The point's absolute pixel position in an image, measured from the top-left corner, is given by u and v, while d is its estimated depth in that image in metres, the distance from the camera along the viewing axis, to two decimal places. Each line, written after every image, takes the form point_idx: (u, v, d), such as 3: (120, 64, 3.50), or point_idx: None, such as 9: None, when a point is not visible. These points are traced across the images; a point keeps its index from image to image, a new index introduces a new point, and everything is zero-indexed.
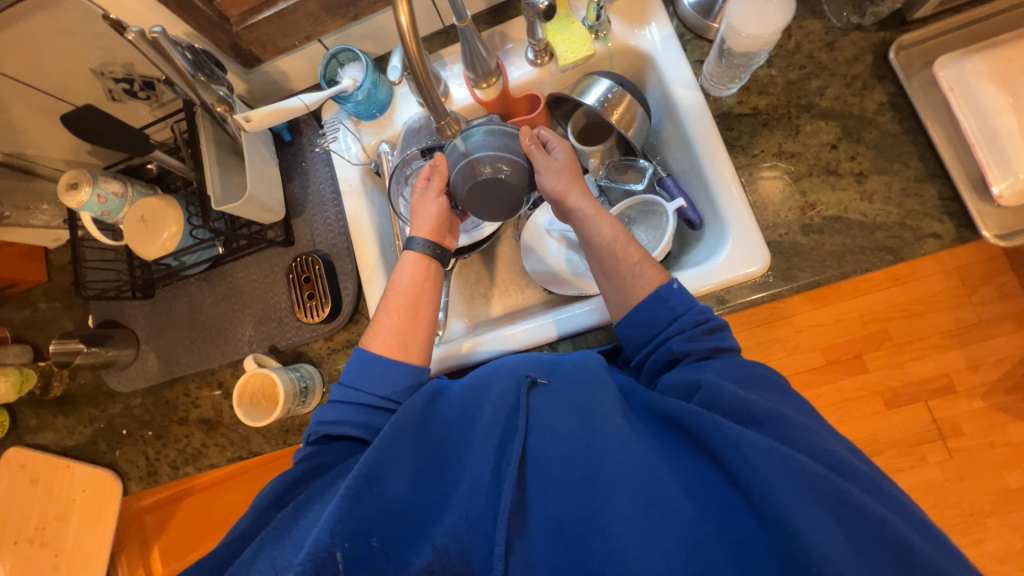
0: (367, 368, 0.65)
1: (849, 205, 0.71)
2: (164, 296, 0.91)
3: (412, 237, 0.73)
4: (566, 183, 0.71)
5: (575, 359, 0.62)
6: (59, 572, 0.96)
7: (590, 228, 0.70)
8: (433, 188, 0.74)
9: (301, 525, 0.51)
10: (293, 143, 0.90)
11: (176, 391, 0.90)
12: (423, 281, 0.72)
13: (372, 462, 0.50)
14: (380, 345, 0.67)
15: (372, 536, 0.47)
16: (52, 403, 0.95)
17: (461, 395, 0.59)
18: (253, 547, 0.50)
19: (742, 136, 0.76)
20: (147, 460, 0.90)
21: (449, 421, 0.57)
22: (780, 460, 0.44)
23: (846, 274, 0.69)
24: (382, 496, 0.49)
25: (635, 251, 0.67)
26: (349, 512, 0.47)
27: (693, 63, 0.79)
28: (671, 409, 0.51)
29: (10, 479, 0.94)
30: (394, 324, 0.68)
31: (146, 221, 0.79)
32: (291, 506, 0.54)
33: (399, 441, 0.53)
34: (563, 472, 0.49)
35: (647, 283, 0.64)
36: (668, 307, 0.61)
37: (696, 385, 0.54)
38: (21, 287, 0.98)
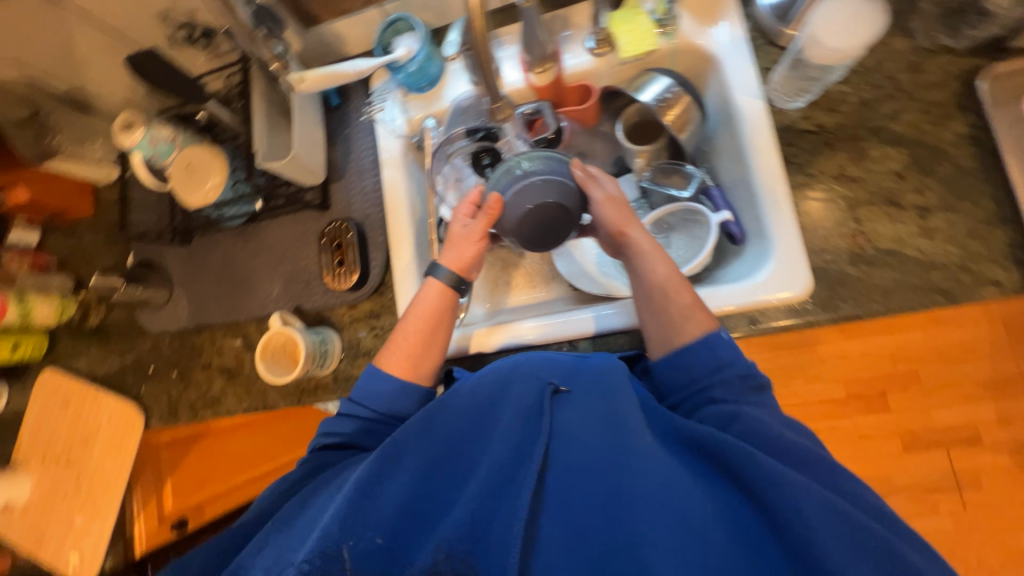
0: (377, 385, 0.65)
1: (905, 239, 0.67)
2: (201, 245, 0.93)
3: (436, 264, 0.70)
4: (623, 218, 0.69)
5: (596, 364, 0.60)
6: (80, 492, 0.99)
7: (645, 265, 0.67)
8: (476, 231, 0.69)
9: (308, 513, 0.54)
10: (340, 108, 0.90)
11: (202, 337, 0.93)
12: (442, 309, 0.69)
13: (384, 453, 0.53)
14: (395, 368, 0.67)
15: (377, 533, 0.48)
16: (88, 332, 0.99)
17: (472, 391, 0.57)
18: (262, 534, 0.54)
19: (801, 153, 0.72)
20: (169, 399, 0.94)
21: (461, 415, 0.56)
22: (821, 502, 0.43)
23: (891, 311, 0.66)
24: (388, 492, 0.51)
25: (684, 297, 0.64)
26: (357, 505, 0.50)
27: (761, 70, 0.75)
28: (700, 434, 0.50)
29: (45, 401, 0.99)
30: (408, 347, 0.67)
31: (191, 168, 0.81)
32: (297, 497, 0.57)
33: (410, 436, 0.54)
34: (588, 485, 0.50)
35: (694, 327, 0.62)
36: (714, 354, 0.58)
37: (733, 416, 0.53)
38: (70, 219, 1.02)
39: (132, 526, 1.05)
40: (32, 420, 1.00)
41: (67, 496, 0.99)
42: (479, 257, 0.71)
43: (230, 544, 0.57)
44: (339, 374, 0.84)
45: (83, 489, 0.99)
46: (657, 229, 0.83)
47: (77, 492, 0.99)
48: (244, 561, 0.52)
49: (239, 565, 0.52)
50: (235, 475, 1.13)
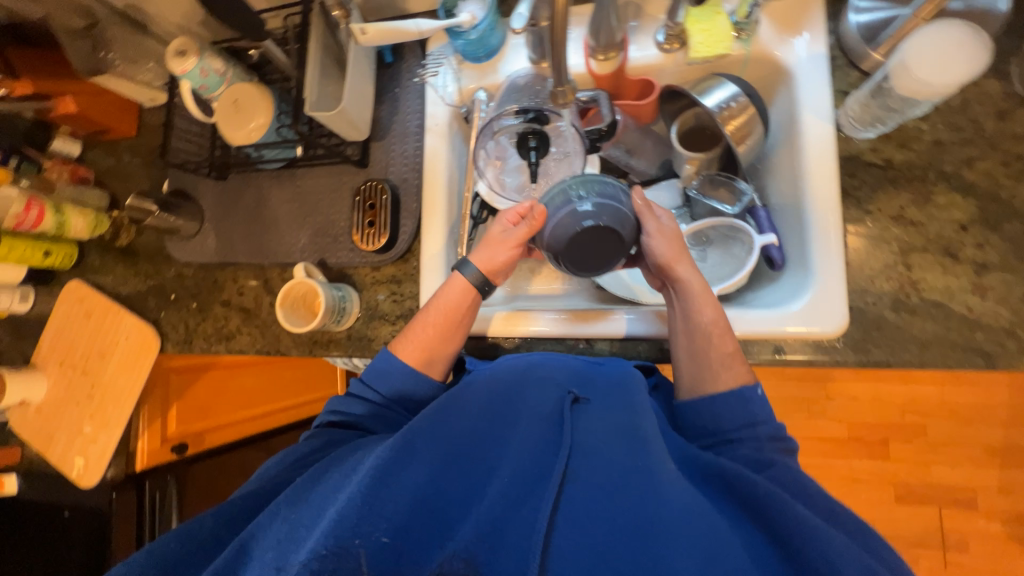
0: (389, 372, 0.67)
1: (955, 294, 0.64)
2: (236, 182, 0.94)
3: (465, 261, 0.70)
4: (675, 251, 0.67)
5: (609, 374, 0.66)
6: (91, 403, 1.00)
7: (692, 304, 0.65)
8: (514, 239, 0.69)
9: (320, 490, 0.53)
10: (392, 66, 0.88)
11: (225, 275, 0.95)
12: (462, 307, 0.69)
13: (401, 443, 0.53)
14: (406, 356, 0.68)
15: (382, 532, 0.47)
16: (117, 251, 1.01)
17: (490, 388, 0.62)
18: (273, 508, 0.52)
19: (862, 186, 0.68)
20: (186, 328, 0.96)
21: (481, 412, 0.59)
22: (854, 559, 0.44)
23: (924, 365, 0.64)
24: (404, 482, 0.51)
25: (723, 345, 0.63)
26: (375, 489, 0.49)
27: (836, 92, 0.71)
28: (728, 471, 0.52)
29: (67, 309, 1.02)
30: (424, 338, 0.68)
31: (238, 105, 0.80)
32: (309, 475, 0.56)
33: (427, 428, 0.56)
34: (613, 505, 0.50)
35: (729, 377, 0.61)
36: (749, 410, 0.59)
37: (769, 463, 0.55)
38: (112, 136, 1.03)
39: (136, 443, 1.02)
40: (55, 326, 1.03)
41: (80, 404, 1.00)
42: (510, 263, 0.71)
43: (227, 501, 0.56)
44: (354, 333, 0.85)
45: (94, 400, 1.00)
46: (696, 241, 0.80)
47: (88, 402, 1.00)
48: (254, 533, 0.50)
49: (246, 541, 0.50)
50: (236, 411, 1.25)
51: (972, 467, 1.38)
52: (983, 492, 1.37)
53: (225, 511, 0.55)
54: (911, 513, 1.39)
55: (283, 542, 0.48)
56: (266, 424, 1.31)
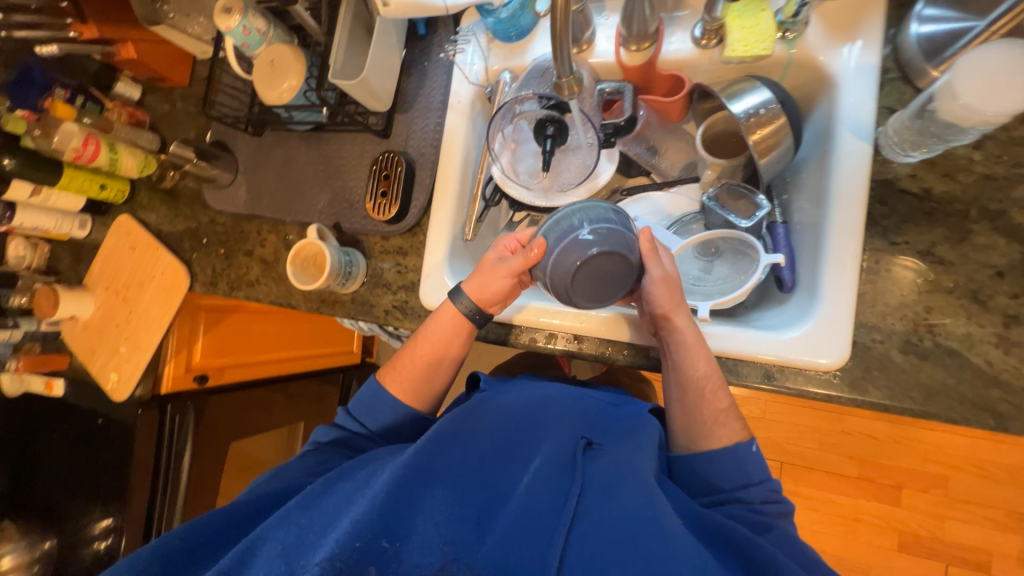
0: (377, 406, 0.72)
1: (975, 345, 0.59)
2: (270, 139, 0.99)
3: (458, 291, 0.71)
4: (672, 301, 0.65)
5: (621, 422, 0.71)
6: (128, 325, 1.11)
7: (681, 358, 0.64)
8: (511, 266, 0.67)
9: (332, 497, 0.56)
10: (425, 39, 0.88)
11: (252, 227, 1.01)
12: (453, 336, 0.71)
13: (413, 460, 0.57)
14: (394, 389, 0.72)
15: (384, 537, 0.50)
16: (162, 192, 1.09)
17: (502, 421, 0.67)
18: (282, 511, 0.54)
19: (892, 215, 0.63)
20: (214, 271, 1.03)
21: (495, 441, 0.64)
22: None
23: (925, 415, 0.60)
24: (416, 500, 0.54)
25: (704, 364, 0.64)
26: (392, 503, 0.52)
27: (880, 108, 0.65)
28: (732, 533, 0.54)
29: (117, 239, 1.12)
30: (414, 370, 0.72)
31: (273, 65, 0.84)
32: (320, 482, 0.58)
33: (439, 448, 0.60)
34: (624, 548, 0.51)
35: (724, 433, 0.63)
36: (742, 469, 0.61)
37: (769, 526, 0.57)
38: (167, 84, 1.10)
39: (163, 367, 1.13)
40: (104, 255, 1.14)
41: (120, 326, 1.12)
42: (507, 286, 0.69)
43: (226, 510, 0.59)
44: (357, 297, 0.88)
45: (131, 323, 1.11)
46: (703, 251, 0.77)
47: (126, 324, 1.11)
48: (264, 537, 0.52)
49: (254, 542, 0.52)
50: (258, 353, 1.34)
51: (992, 529, 1.28)
52: (999, 557, 1.28)
53: (217, 522, 0.58)
54: (915, 564, 1.32)
55: (291, 548, 0.51)
56: (282, 367, 1.42)
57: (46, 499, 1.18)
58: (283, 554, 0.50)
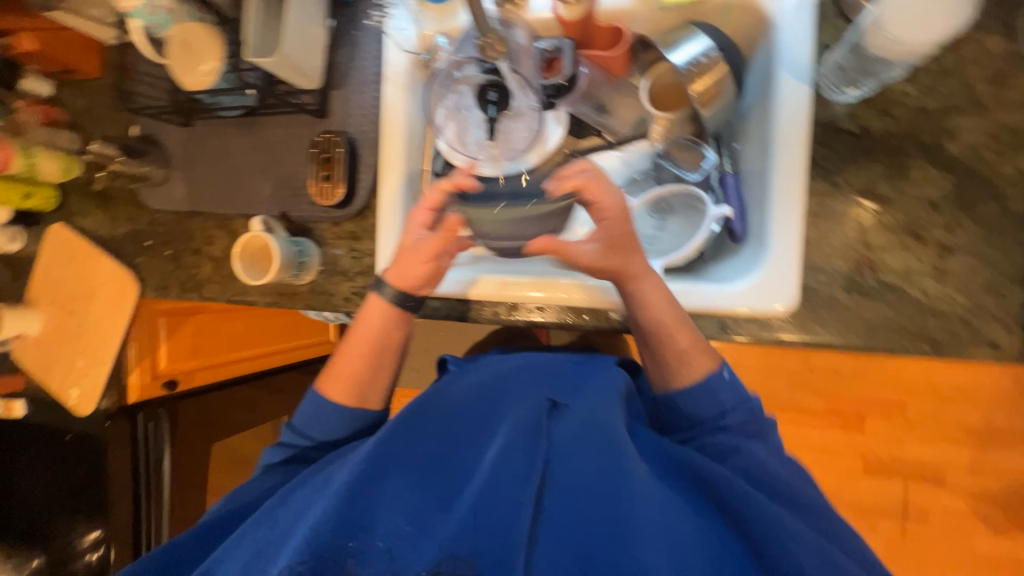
0: (324, 415, 0.69)
1: (913, 277, 0.61)
2: (201, 128, 0.93)
3: (381, 282, 0.70)
4: (621, 257, 0.64)
5: (589, 381, 0.70)
6: (82, 338, 1.07)
7: (640, 309, 0.65)
8: (433, 244, 0.68)
9: (290, 508, 0.56)
10: (351, 6, 0.82)
11: (195, 224, 0.96)
12: (383, 329, 0.71)
13: (373, 454, 0.57)
14: (337, 396, 0.70)
15: (351, 537, 0.50)
16: (94, 195, 1.03)
17: (463, 402, 0.68)
18: (239, 531, 0.56)
19: (834, 156, 0.63)
20: (162, 275, 0.99)
21: (456, 421, 0.64)
22: (813, 549, 0.49)
23: (869, 350, 0.62)
24: (380, 493, 0.54)
25: (669, 313, 0.65)
26: (353, 501, 0.52)
27: (819, 47, 0.64)
28: (694, 465, 0.58)
29: (54, 250, 1.06)
30: (352, 370, 0.70)
31: (188, 47, 0.78)
32: (277, 497, 0.59)
33: (398, 439, 0.60)
34: (589, 510, 0.53)
35: (693, 369, 0.65)
36: (716, 399, 0.64)
37: (735, 450, 0.61)
38: (79, 76, 1.01)
39: (127, 378, 1.10)
40: (43, 268, 1.08)
41: (73, 340, 1.07)
42: (429, 271, 0.69)
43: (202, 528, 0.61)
44: (315, 287, 0.86)
45: (85, 336, 1.07)
46: (655, 209, 0.76)
47: (79, 338, 1.07)
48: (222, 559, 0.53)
49: (211, 565, 0.52)
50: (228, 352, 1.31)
51: (946, 444, 1.38)
52: (953, 468, 1.38)
53: (195, 542, 0.59)
54: (878, 483, 1.42)
55: (255, 558, 0.50)
56: (251, 368, 1.37)
57: (27, 522, 1.16)
58: (248, 564, 0.50)
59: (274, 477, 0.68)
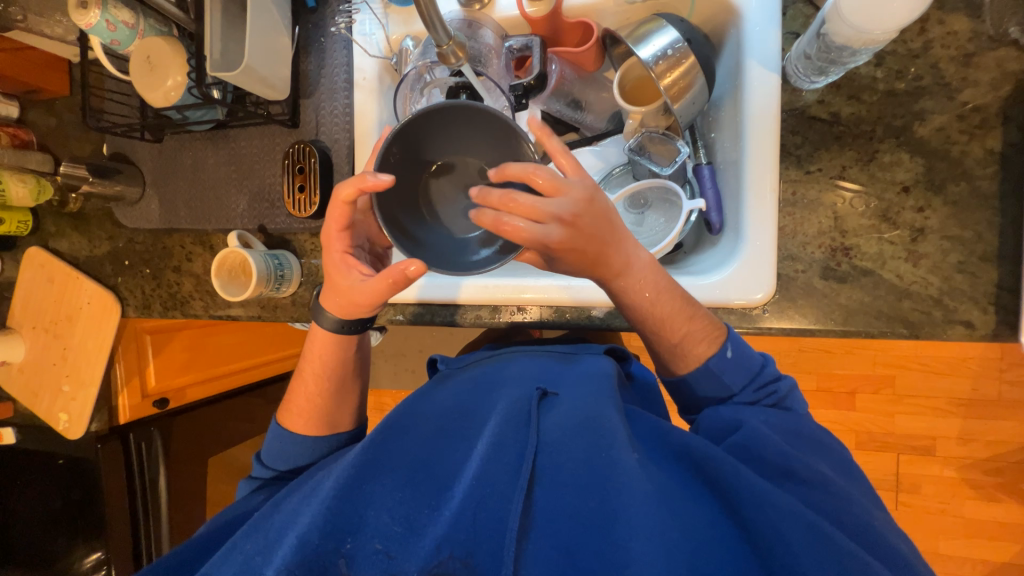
0: (286, 448, 0.71)
1: (888, 261, 0.61)
2: (172, 144, 0.91)
3: (323, 313, 0.68)
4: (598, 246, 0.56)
5: (576, 372, 0.71)
6: (66, 362, 1.05)
7: (625, 301, 0.62)
8: (364, 291, 0.62)
9: (280, 517, 0.54)
10: (317, 12, 0.81)
11: (173, 241, 0.95)
12: (329, 358, 0.70)
13: (361, 457, 0.56)
14: (299, 428, 0.71)
15: (343, 541, 0.50)
16: (69, 216, 1.01)
17: (453, 403, 0.68)
18: (226, 548, 0.53)
19: (805, 144, 0.64)
20: (144, 294, 0.98)
21: (446, 422, 0.64)
22: (808, 528, 0.47)
23: (847, 335, 0.63)
24: (370, 496, 0.54)
25: (668, 306, 0.61)
26: (341, 506, 0.51)
27: (785, 35, 0.64)
28: (693, 447, 0.56)
29: (32, 274, 1.04)
30: (307, 402, 0.71)
31: (150, 62, 0.76)
32: (267, 508, 0.57)
33: (387, 441, 0.59)
34: (581, 502, 0.53)
35: (692, 359, 0.63)
36: (720, 380, 0.62)
37: (736, 426, 0.59)
38: (45, 95, 0.99)
39: (116, 399, 1.10)
40: (23, 292, 1.06)
41: (58, 365, 1.06)
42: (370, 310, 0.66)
43: (189, 545, 0.59)
44: (297, 299, 0.86)
45: (69, 360, 1.05)
46: (633, 204, 0.77)
47: (63, 362, 1.05)
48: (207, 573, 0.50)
49: None
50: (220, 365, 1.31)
51: (935, 417, 1.41)
52: (943, 440, 1.41)
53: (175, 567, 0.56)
54: (870, 457, 1.45)
55: (245, 563, 0.50)
56: (246, 377, 1.38)
57: (25, 547, 1.16)
58: (239, 569, 0.50)
59: (261, 495, 0.68)
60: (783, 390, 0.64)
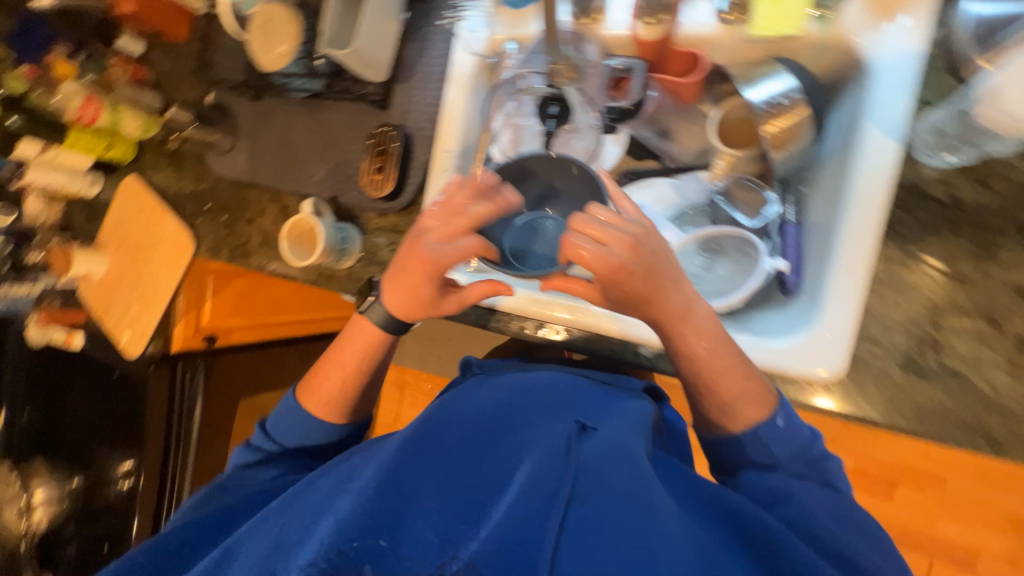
0: (295, 424, 0.74)
1: (981, 366, 0.56)
2: (269, 104, 0.96)
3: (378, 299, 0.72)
4: (650, 286, 0.59)
5: (618, 409, 0.69)
6: (139, 285, 1.14)
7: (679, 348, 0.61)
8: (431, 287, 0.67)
9: (316, 500, 0.56)
10: (427, 1, 0.82)
11: (252, 195, 1.00)
12: (372, 349, 0.73)
13: (400, 457, 0.57)
14: (314, 409, 0.74)
15: (377, 536, 0.48)
16: (166, 154, 1.09)
17: (492, 415, 0.66)
18: (265, 517, 0.56)
19: (914, 223, 0.58)
20: (216, 239, 1.04)
21: (484, 432, 0.63)
22: None
23: (918, 436, 0.58)
24: (407, 497, 0.52)
25: (723, 363, 0.60)
26: (379, 501, 0.51)
27: (916, 102, 0.59)
28: (736, 512, 0.54)
29: (125, 201, 1.13)
30: (329, 387, 0.74)
31: (269, 28, 0.81)
32: (303, 486, 0.60)
33: (423, 446, 0.60)
34: (621, 538, 0.49)
35: (732, 424, 0.61)
36: (767, 451, 0.59)
37: (785, 498, 0.56)
38: (166, 40, 1.06)
39: (172, 329, 1.18)
40: (114, 215, 1.16)
41: (132, 286, 1.15)
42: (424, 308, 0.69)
43: (227, 510, 0.63)
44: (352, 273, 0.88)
45: (142, 284, 1.14)
46: (705, 247, 0.72)
47: (137, 284, 1.15)
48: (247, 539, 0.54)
49: (233, 546, 0.54)
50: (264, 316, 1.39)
51: (982, 529, 1.28)
52: (986, 556, 1.28)
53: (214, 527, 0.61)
54: None
55: (280, 542, 0.51)
56: (285, 332, 1.46)
57: (71, 443, 1.27)
58: (272, 543, 0.51)
59: None
60: (827, 472, 0.60)
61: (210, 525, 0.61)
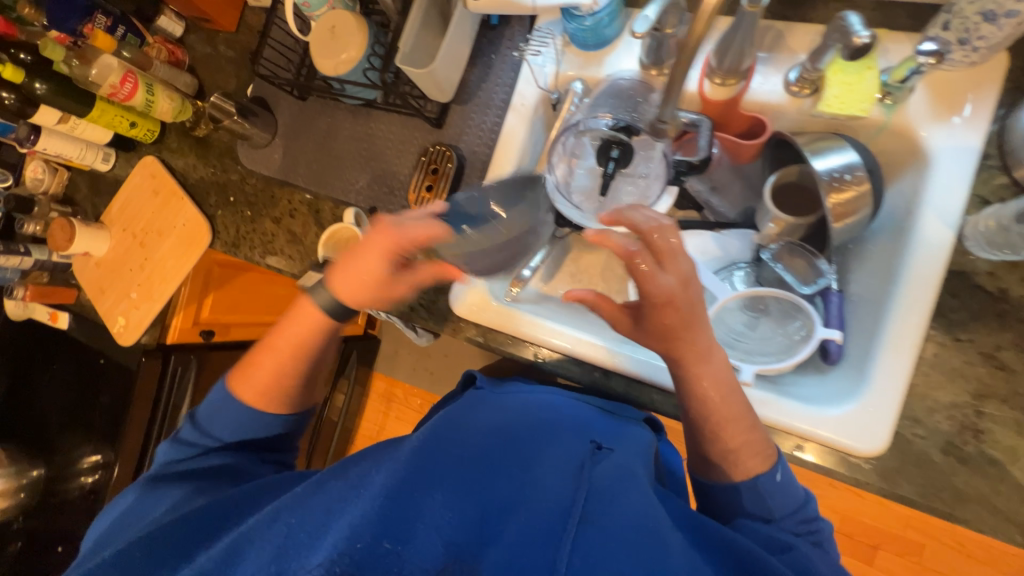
0: (224, 411, 0.67)
1: (1017, 456, 0.57)
2: (314, 106, 0.94)
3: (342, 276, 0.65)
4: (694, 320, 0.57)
5: (618, 433, 0.66)
6: (141, 272, 1.08)
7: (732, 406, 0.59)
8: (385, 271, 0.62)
9: (319, 496, 0.48)
10: (496, 30, 0.83)
11: (283, 192, 0.96)
12: (306, 334, 0.67)
13: (414, 458, 0.51)
14: (243, 396, 0.67)
15: (383, 537, 0.42)
16: (193, 139, 1.05)
17: (505, 425, 0.62)
18: (272, 512, 0.46)
19: (963, 310, 0.61)
20: (235, 233, 0.99)
21: (498, 440, 0.58)
22: None
23: (952, 519, 0.59)
24: (419, 501, 0.46)
25: (732, 409, 0.59)
26: (391, 504, 0.45)
27: (971, 196, 0.62)
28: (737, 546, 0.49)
29: (140, 181, 1.08)
30: (264, 374, 0.67)
31: (333, 33, 0.79)
32: (309, 482, 0.51)
33: (438, 448, 0.54)
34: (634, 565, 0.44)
35: (743, 469, 0.57)
36: (763, 503, 0.56)
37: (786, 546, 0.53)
38: (212, 26, 1.03)
39: (170, 319, 1.11)
40: (125, 194, 1.10)
41: (133, 271, 1.09)
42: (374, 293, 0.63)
43: (208, 505, 0.53)
44: None
45: (144, 271, 1.08)
46: (752, 306, 0.73)
47: (139, 270, 1.08)
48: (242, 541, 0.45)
49: (240, 543, 0.45)
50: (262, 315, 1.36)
51: None
52: None
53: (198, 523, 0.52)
54: None
55: (280, 552, 0.42)
56: None
57: (37, 428, 1.18)
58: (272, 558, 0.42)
59: None
60: None
61: (203, 521, 0.52)
